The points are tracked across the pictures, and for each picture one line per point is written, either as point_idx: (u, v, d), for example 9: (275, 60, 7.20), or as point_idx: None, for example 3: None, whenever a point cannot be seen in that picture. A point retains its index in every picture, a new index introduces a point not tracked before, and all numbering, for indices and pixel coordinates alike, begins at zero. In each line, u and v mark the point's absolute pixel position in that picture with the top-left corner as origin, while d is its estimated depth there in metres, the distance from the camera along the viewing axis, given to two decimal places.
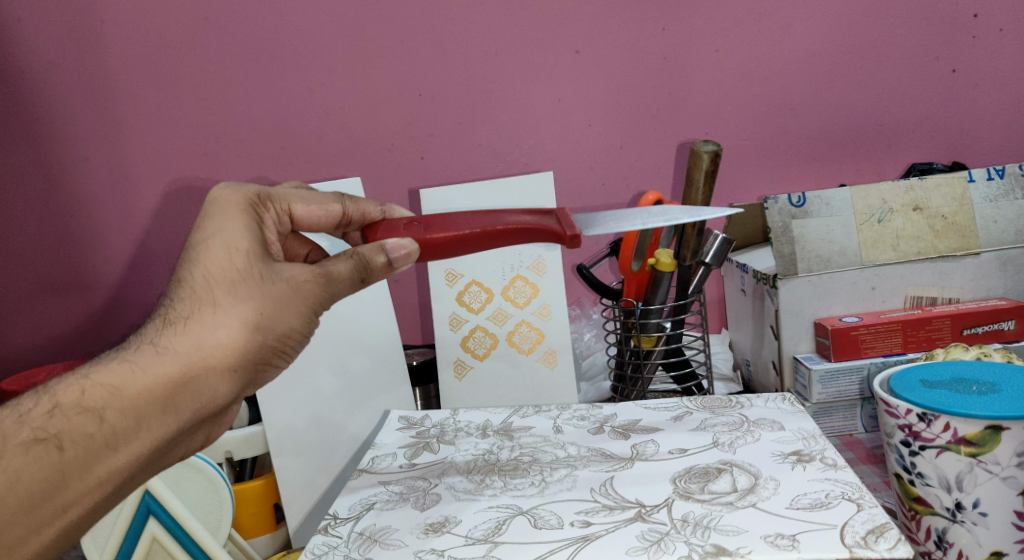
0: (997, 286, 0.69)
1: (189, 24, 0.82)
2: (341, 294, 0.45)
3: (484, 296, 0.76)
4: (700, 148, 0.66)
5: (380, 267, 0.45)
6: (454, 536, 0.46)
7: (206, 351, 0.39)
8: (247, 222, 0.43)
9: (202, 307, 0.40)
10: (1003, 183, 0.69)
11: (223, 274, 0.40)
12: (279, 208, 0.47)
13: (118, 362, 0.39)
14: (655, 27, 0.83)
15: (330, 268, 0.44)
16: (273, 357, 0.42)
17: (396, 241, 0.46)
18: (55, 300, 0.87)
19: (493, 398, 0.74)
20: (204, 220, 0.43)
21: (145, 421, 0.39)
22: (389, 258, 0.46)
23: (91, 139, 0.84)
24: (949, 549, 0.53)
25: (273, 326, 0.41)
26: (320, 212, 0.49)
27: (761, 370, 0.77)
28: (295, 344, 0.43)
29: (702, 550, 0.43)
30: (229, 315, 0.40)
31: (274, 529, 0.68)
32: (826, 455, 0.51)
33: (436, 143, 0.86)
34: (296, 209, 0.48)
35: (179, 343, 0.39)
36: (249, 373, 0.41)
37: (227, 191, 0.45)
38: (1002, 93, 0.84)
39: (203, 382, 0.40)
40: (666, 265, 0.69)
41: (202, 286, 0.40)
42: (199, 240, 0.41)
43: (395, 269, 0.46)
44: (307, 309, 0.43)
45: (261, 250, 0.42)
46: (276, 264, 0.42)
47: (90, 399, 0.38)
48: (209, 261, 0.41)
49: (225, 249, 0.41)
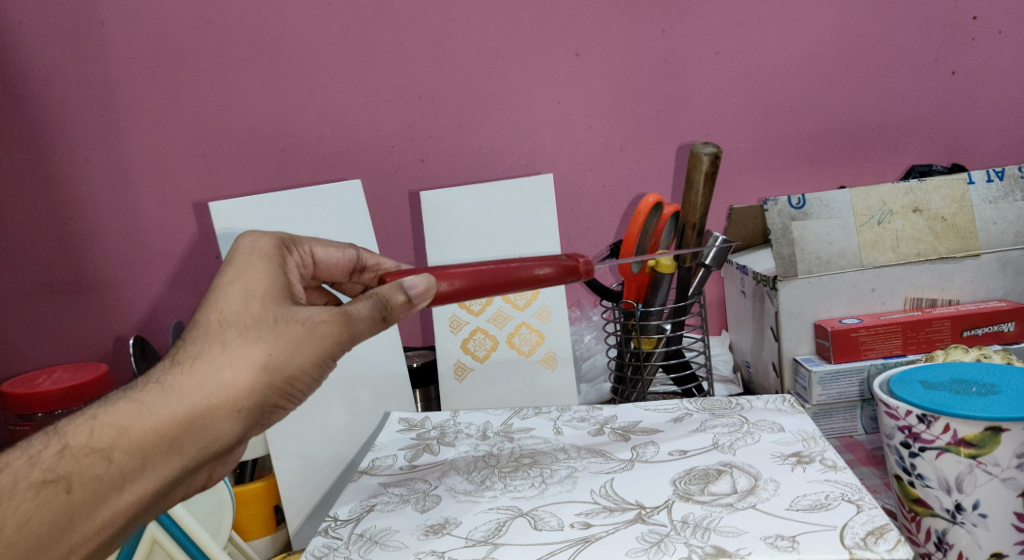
0: (997, 288, 0.69)
1: (190, 27, 0.82)
2: (359, 337, 0.45)
3: (484, 297, 0.76)
4: (699, 150, 0.67)
5: (400, 305, 0.47)
6: (454, 538, 0.46)
7: (212, 390, 0.40)
8: (265, 268, 0.45)
9: (212, 348, 0.41)
10: (1003, 185, 0.69)
11: (236, 317, 0.42)
12: (303, 252, 0.52)
13: (126, 402, 0.40)
14: (655, 29, 0.83)
15: (351, 309, 0.45)
16: (283, 396, 0.43)
17: (415, 279, 0.48)
18: (55, 302, 0.87)
19: (494, 400, 0.74)
20: (227, 267, 0.45)
21: (150, 460, 0.40)
22: (409, 295, 0.47)
23: (91, 141, 0.84)
24: (949, 549, 0.53)
25: (282, 365, 0.42)
26: (338, 254, 0.54)
27: (761, 371, 0.77)
28: (305, 387, 0.44)
29: (702, 551, 0.43)
30: (238, 355, 0.41)
31: (274, 531, 0.68)
32: (826, 456, 0.51)
33: (436, 145, 0.86)
34: (318, 252, 0.53)
35: (186, 382, 0.40)
36: (257, 412, 0.42)
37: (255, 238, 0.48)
38: (1002, 95, 0.85)
39: (211, 421, 0.41)
40: (667, 267, 0.70)
41: (215, 329, 0.42)
42: (219, 285, 0.44)
43: (416, 307, 0.48)
44: (320, 351, 0.43)
45: (276, 296, 0.44)
46: (292, 307, 0.44)
47: (98, 439, 0.39)
48: (224, 305, 0.43)
49: (242, 294, 0.43)
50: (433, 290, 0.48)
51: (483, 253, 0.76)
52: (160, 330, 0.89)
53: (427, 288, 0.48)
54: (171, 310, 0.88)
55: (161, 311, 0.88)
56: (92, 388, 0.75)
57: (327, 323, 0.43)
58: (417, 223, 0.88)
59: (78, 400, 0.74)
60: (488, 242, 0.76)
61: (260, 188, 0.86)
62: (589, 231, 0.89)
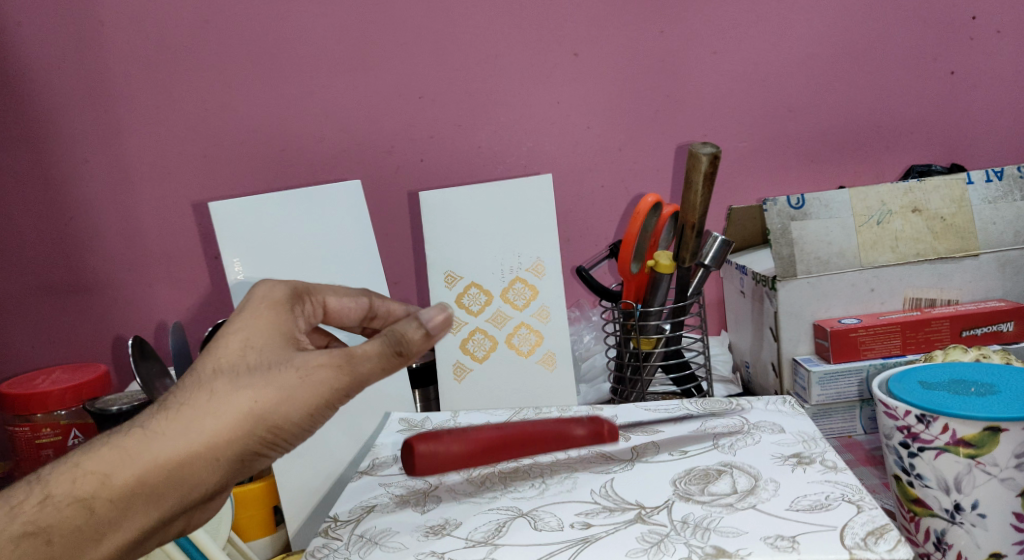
0: (995, 288, 0.69)
1: (189, 27, 0.82)
2: (369, 379, 0.44)
3: (483, 297, 0.76)
4: (698, 150, 0.66)
5: (414, 340, 0.43)
6: (454, 539, 0.46)
7: (197, 439, 0.41)
8: (269, 318, 0.45)
9: (200, 396, 0.41)
10: (1002, 185, 0.69)
11: (230, 367, 0.42)
12: (315, 301, 0.51)
13: (109, 449, 0.41)
14: (654, 29, 0.83)
15: (353, 351, 0.43)
16: (269, 445, 0.42)
17: (430, 310, 0.44)
18: (54, 302, 0.87)
19: (494, 400, 0.74)
20: (232, 315, 0.45)
21: (131, 508, 0.41)
22: (427, 329, 0.43)
23: (90, 141, 0.84)
24: (948, 549, 0.53)
25: (271, 414, 0.41)
26: (350, 303, 0.53)
27: (761, 371, 0.77)
28: (293, 436, 0.43)
29: (702, 551, 0.43)
30: (226, 405, 0.41)
31: (274, 532, 0.67)
32: (826, 457, 0.51)
33: (435, 145, 0.86)
34: (330, 301, 0.52)
35: (173, 430, 0.41)
36: (241, 460, 0.42)
37: (268, 287, 0.48)
38: (1000, 95, 0.85)
39: (193, 469, 0.41)
40: (666, 267, 0.70)
41: (207, 377, 0.42)
42: (221, 334, 0.44)
43: (432, 341, 0.44)
44: (312, 399, 0.42)
45: (276, 345, 0.44)
46: (290, 355, 0.43)
47: (82, 487, 0.40)
48: (221, 352, 0.43)
49: (240, 344, 0.43)
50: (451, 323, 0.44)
51: (482, 252, 0.76)
52: (159, 330, 0.89)
53: (443, 322, 0.44)
54: (170, 310, 0.88)
55: (160, 310, 0.88)
56: (90, 388, 0.75)
57: (325, 367, 0.42)
58: (417, 222, 0.88)
59: (77, 401, 0.74)
60: (487, 242, 0.76)
61: (259, 187, 0.86)
62: (589, 230, 0.89)
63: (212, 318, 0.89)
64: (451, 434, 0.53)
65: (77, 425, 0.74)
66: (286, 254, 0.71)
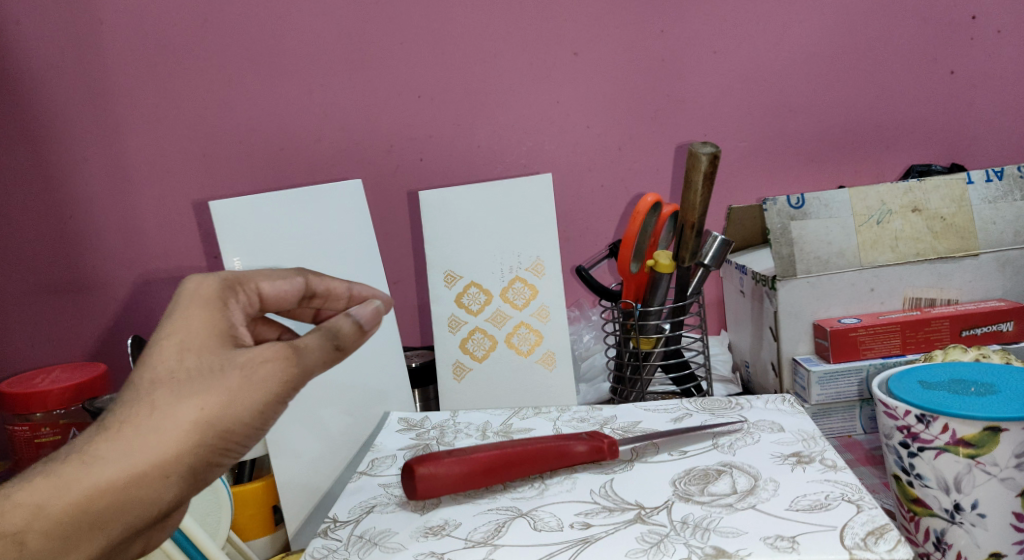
0: (995, 288, 0.69)
1: (188, 26, 0.82)
2: (314, 371, 0.43)
3: (483, 297, 0.76)
4: (698, 149, 0.66)
5: (349, 331, 0.44)
6: (454, 539, 0.46)
7: (139, 458, 0.38)
8: (204, 317, 0.42)
9: (140, 410, 0.39)
10: (1002, 184, 0.69)
11: (169, 376, 0.40)
12: (247, 291, 0.47)
13: (43, 477, 0.38)
14: (654, 28, 0.83)
15: (296, 344, 0.42)
16: (220, 451, 0.40)
17: (361, 306, 0.45)
18: (53, 302, 0.87)
19: (493, 399, 0.74)
20: (164, 317, 0.42)
21: (76, 534, 0.38)
22: (357, 320, 0.44)
23: (89, 140, 0.84)
24: (948, 550, 0.53)
25: (218, 419, 0.39)
26: (284, 286, 0.49)
27: (761, 371, 0.76)
28: (243, 440, 0.41)
29: (701, 552, 0.43)
30: (168, 416, 0.39)
31: (273, 531, 0.67)
32: (826, 456, 0.51)
33: (435, 145, 0.86)
34: (263, 287, 0.48)
35: (111, 451, 0.38)
36: (192, 473, 0.40)
37: (197, 281, 0.44)
38: (1001, 94, 0.85)
39: (143, 488, 0.39)
40: (666, 267, 0.69)
41: (146, 388, 0.39)
42: (154, 340, 0.41)
43: (367, 334, 0.45)
44: (259, 400, 0.41)
45: (214, 345, 0.41)
46: (231, 353, 0.41)
47: (12, 521, 0.37)
48: (157, 361, 0.40)
49: (176, 348, 0.40)
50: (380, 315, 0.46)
51: (481, 252, 0.76)
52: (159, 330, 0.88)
53: (374, 313, 0.45)
54: None
55: (159, 310, 0.88)
56: (91, 388, 0.75)
57: (270, 362, 0.41)
58: (417, 222, 0.88)
59: (76, 400, 0.74)
60: (487, 241, 0.76)
61: (259, 187, 0.86)
62: (589, 230, 0.89)
63: None
64: (450, 456, 0.51)
65: (76, 424, 0.74)
66: (286, 256, 0.70)
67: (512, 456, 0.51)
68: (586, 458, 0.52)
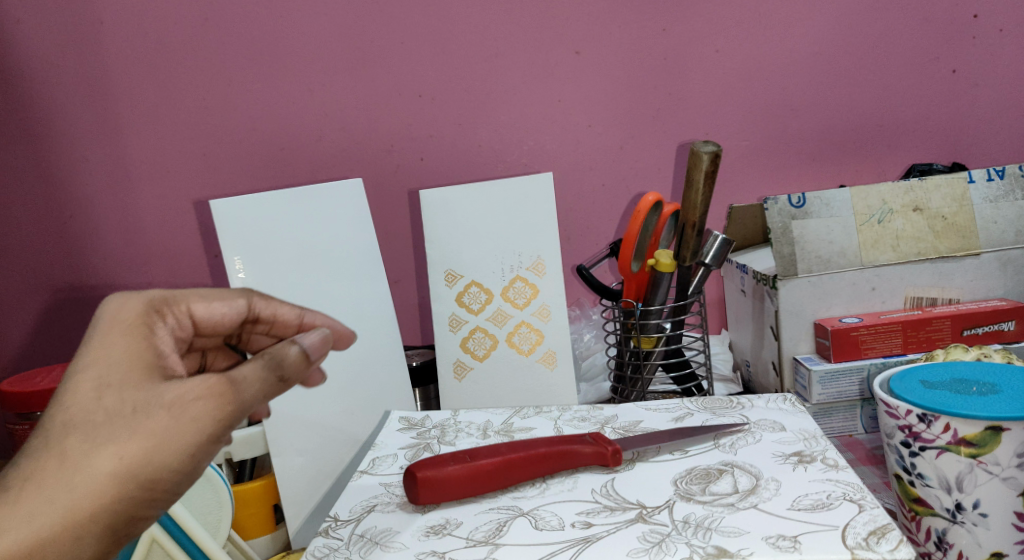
0: (997, 287, 0.69)
1: (188, 25, 0.82)
2: (253, 405, 0.39)
3: (483, 296, 0.76)
4: (699, 148, 0.66)
5: (294, 359, 0.40)
6: (454, 538, 0.46)
7: (53, 511, 0.35)
8: (128, 347, 0.39)
9: (56, 457, 0.36)
10: (1003, 183, 0.69)
11: (87, 417, 0.37)
12: (177, 312, 0.44)
13: None
14: (655, 27, 0.83)
15: (232, 376, 0.39)
16: (149, 497, 0.37)
17: (308, 334, 0.42)
18: (53, 301, 0.87)
19: (494, 399, 0.74)
20: (84, 348, 0.39)
21: None
22: (303, 349, 0.40)
23: (89, 139, 0.84)
24: (949, 549, 0.53)
25: (142, 464, 0.36)
26: (219, 307, 0.47)
27: (761, 370, 0.76)
28: (174, 483, 0.38)
29: (703, 551, 0.43)
30: (85, 463, 0.36)
31: (274, 530, 0.67)
32: (827, 456, 0.51)
33: (435, 143, 0.86)
34: (195, 308, 0.46)
35: (23, 505, 0.35)
36: (117, 522, 0.37)
37: (121, 303, 0.42)
38: (1002, 93, 0.85)
39: (60, 543, 0.36)
40: (666, 266, 0.69)
41: (61, 433, 0.36)
42: (71, 376, 0.38)
43: (313, 363, 0.41)
44: (188, 443, 0.37)
45: (137, 380, 0.38)
46: (157, 387, 0.38)
47: None
48: (75, 399, 0.37)
49: (93, 385, 0.37)
50: (329, 343, 0.42)
51: (482, 251, 0.76)
52: None
53: (323, 341, 0.41)
54: None
55: None
56: None
57: (200, 399, 0.38)
58: (417, 222, 0.88)
59: None
60: (487, 241, 0.76)
61: (259, 186, 0.86)
62: (589, 230, 0.89)
63: None
64: (450, 461, 0.50)
65: None
66: (286, 255, 0.70)
67: (518, 461, 0.50)
68: (591, 460, 0.51)
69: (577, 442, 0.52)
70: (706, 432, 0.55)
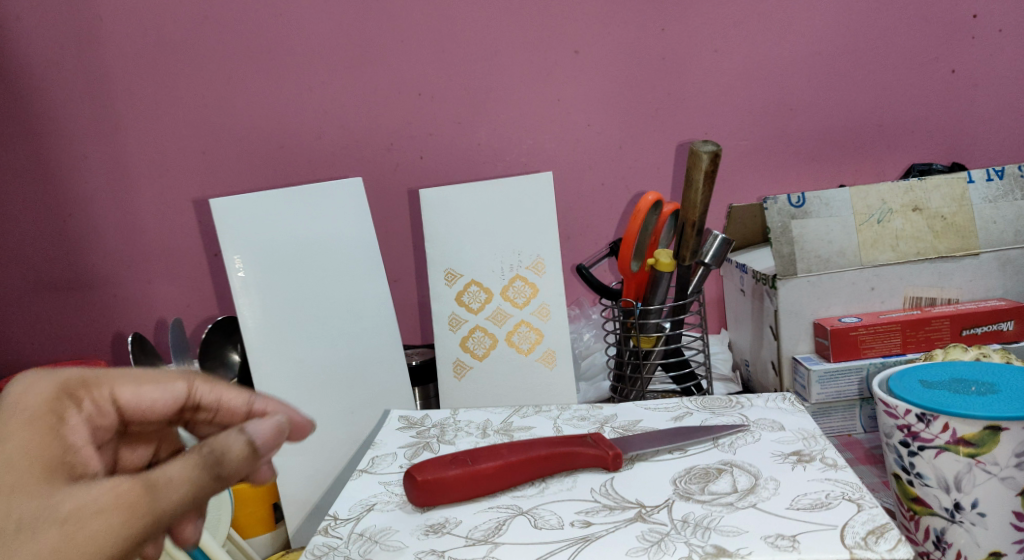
0: (996, 287, 0.69)
1: (188, 24, 0.82)
2: (173, 516, 0.34)
3: (483, 296, 0.76)
4: (699, 148, 0.66)
5: (234, 457, 0.35)
6: (454, 537, 0.46)
7: None
8: (27, 445, 0.34)
9: None
10: (1003, 183, 0.69)
11: None
12: (96, 397, 0.39)
13: None
14: (655, 27, 0.83)
15: (152, 480, 0.34)
16: None
17: (257, 424, 0.37)
18: (53, 299, 0.87)
19: (493, 398, 0.74)
20: None
21: None
22: (250, 443, 0.36)
23: (89, 138, 0.84)
24: (947, 549, 0.53)
25: None
26: (154, 394, 0.41)
27: (760, 370, 0.77)
28: None
29: (702, 550, 0.43)
30: None
31: (273, 529, 0.67)
32: (826, 455, 0.51)
33: (435, 143, 0.86)
34: (122, 393, 0.40)
35: None
36: None
37: (28, 387, 0.36)
38: (1002, 93, 0.85)
39: None
40: (666, 265, 0.69)
41: None
42: None
43: (258, 459, 0.37)
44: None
45: (33, 487, 0.33)
46: (57, 497, 0.33)
47: None
48: None
49: None
50: (282, 433, 0.38)
51: (481, 251, 0.76)
52: (159, 328, 0.88)
53: (275, 432, 0.37)
54: (170, 307, 0.88)
55: (159, 308, 0.88)
56: None
57: (107, 513, 0.33)
58: (416, 221, 0.88)
59: None
60: (487, 240, 0.76)
61: (259, 185, 0.86)
62: (589, 229, 0.89)
63: (212, 316, 0.88)
64: (448, 464, 0.50)
65: None
66: (285, 253, 0.70)
67: (521, 462, 0.50)
68: (593, 462, 0.51)
69: (579, 444, 0.52)
70: (705, 432, 0.54)
